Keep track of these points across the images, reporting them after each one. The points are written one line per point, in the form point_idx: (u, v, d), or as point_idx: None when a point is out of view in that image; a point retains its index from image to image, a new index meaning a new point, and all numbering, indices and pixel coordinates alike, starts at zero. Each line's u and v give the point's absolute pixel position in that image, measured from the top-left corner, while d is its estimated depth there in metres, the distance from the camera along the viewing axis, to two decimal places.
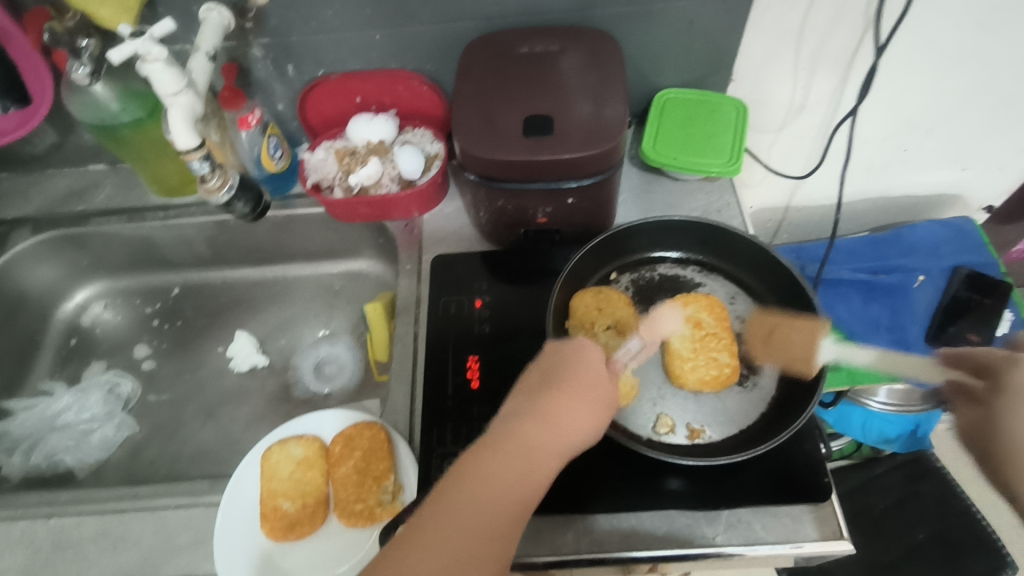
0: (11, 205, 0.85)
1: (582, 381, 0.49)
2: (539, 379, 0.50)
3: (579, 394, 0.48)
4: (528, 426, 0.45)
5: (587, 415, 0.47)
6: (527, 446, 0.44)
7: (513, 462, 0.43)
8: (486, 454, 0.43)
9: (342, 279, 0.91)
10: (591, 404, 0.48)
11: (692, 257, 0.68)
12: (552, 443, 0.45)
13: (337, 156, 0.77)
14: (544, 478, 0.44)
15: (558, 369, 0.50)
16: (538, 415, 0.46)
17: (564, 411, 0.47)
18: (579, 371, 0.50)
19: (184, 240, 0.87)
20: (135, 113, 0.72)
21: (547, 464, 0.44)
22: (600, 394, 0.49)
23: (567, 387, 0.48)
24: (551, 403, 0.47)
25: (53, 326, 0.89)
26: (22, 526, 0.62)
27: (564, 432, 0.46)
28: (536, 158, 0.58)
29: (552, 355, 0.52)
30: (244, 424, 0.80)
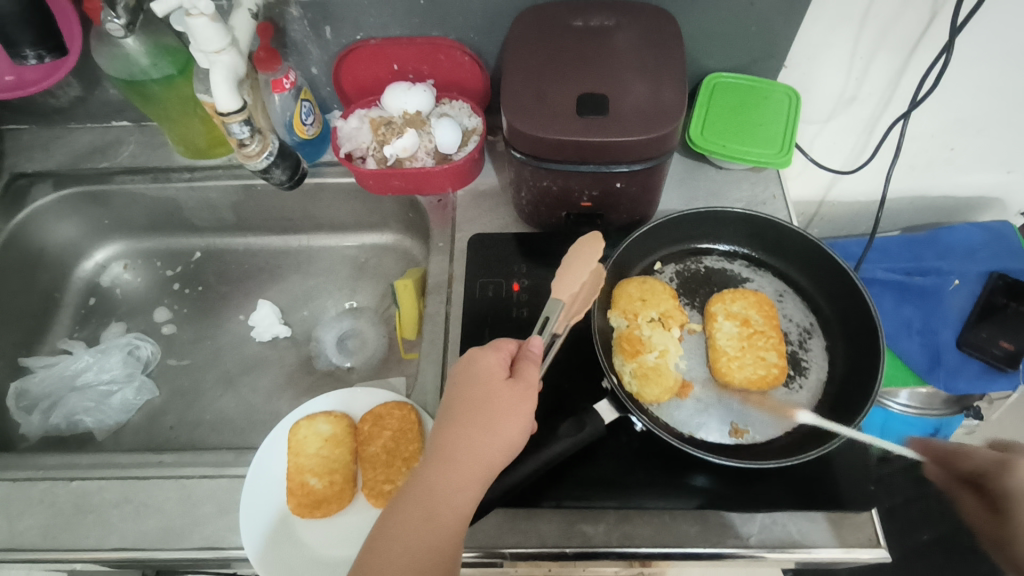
0: (33, 158, 0.82)
1: (475, 403, 0.48)
2: (441, 412, 0.49)
3: (472, 418, 0.47)
4: (423, 471, 0.46)
5: (490, 434, 0.46)
6: (427, 491, 0.44)
7: (412, 513, 0.44)
8: (391, 513, 0.44)
9: (368, 252, 0.89)
10: (488, 421, 0.47)
11: (740, 251, 0.66)
12: (451, 480, 0.45)
13: (371, 125, 0.74)
14: (461, 511, 0.44)
15: (454, 396, 0.49)
16: (435, 455, 0.46)
17: (462, 441, 0.46)
18: (469, 393, 0.48)
19: (208, 204, 0.84)
20: (166, 69, 0.69)
21: (456, 497, 0.44)
22: (499, 404, 0.47)
23: (461, 414, 0.47)
24: (442, 440, 0.47)
25: (72, 285, 0.87)
26: (44, 487, 0.62)
27: (462, 462, 0.45)
28: (589, 139, 0.56)
29: (449, 381, 0.51)
30: (265, 395, 0.79)
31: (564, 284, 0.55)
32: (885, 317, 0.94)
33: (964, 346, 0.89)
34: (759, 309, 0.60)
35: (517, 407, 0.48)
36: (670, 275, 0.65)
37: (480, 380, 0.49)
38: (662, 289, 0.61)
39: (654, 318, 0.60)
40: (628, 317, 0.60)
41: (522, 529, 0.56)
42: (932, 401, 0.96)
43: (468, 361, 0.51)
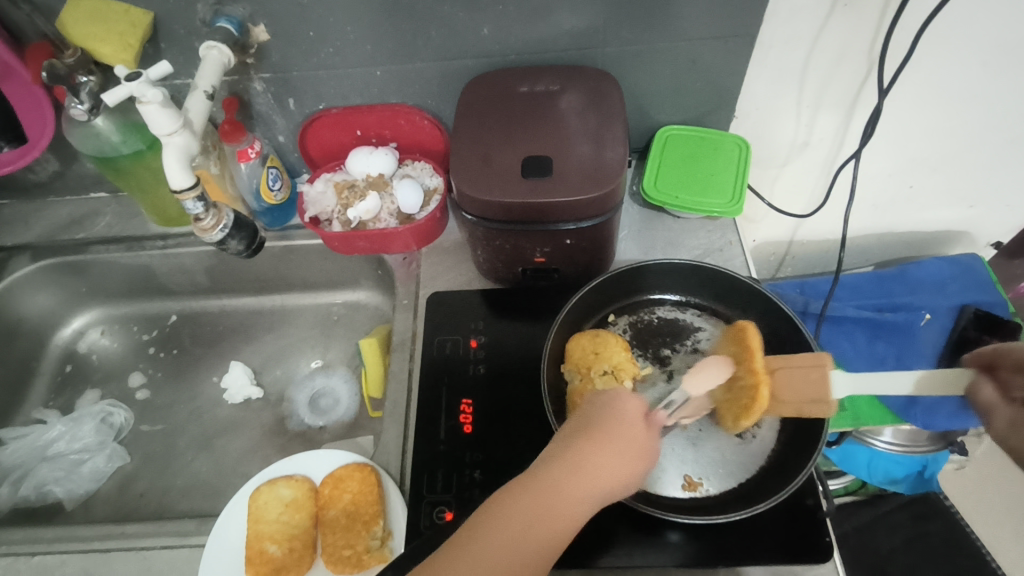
0: (12, 233, 0.85)
1: (619, 430, 0.47)
2: (574, 428, 0.48)
3: (616, 444, 0.46)
4: (553, 472, 0.44)
5: (622, 465, 0.45)
6: (556, 492, 0.43)
7: (538, 512, 0.41)
8: (513, 496, 0.42)
9: (340, 309, 0.90)
10: (625, 455, 0.46)
11: (692, 300, 0.67)
12: (578, 491, 0.43)
13: (335, 189, 0.77)
14: (572, 528, 0.42)
15: (592, 416, 0.48)
16: (572, 465, 0.44)
17: (599, 462, 0.45)
18: (617, 420, 0.48)
19: (182, 269, 0.86)
20: (136, 145, 0.72)
21: (580, 512, 0.43)
22: (639, 446, 0.47)
23: (598, 433, 0.46)
24: (585, 449, 0.45)
25: (49, 354, 0.88)
26: (5, 562, 0.61)
27: (597, 482, 0.44)
28: (534, 201, 0.57)
29: (593, 399, 0.50)
30: (236, 458, 0.79)
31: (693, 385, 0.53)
32: (853, 351, 0.92)
33: None
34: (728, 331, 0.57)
35: (649, 455, 0.47)
36: (624, 327, 0.66)
37: (628, 414, 0.48)
38: (614, 341, 0.62)
39: (606, 372, 0.60)
40: (581, 370, 0.60)
41: None
42: (918, 439, 0.94)
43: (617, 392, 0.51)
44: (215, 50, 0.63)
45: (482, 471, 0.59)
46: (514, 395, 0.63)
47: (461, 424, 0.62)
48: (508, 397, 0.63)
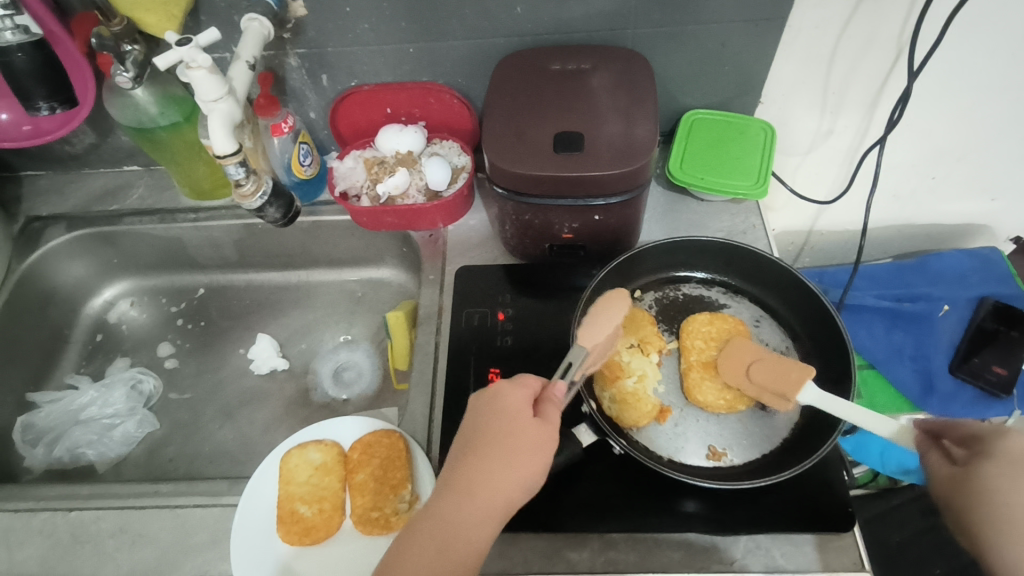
0: (48, 202, 0.87)
1: (500, 436, 0.49)
2: (462, 444, 0.50)
3: (498, 451, 0.48)
4: (440, 504, 0.47)
5: (510, 471, 0.47)
6: (445, 523, 0.45)
7: (427, 546, 0.44)
8: (405, 542, 0.45)
9: (364, 286, 0.92)
10: (510, 456, 0.48)
11: (717, 278, 0.68)
12: (468, 515, 0.46)
13: (365, 165, 0.79)
14: (473, 546, 0.45)
15: (475, 430, 0.50)
16: (455, 487, 0.47)
17: (483, 474, 0.47)
18: (496, 425, 0.50)
19: (211, 242, 0.88)
20: (173, 117, 0.74)
21: (475, 529, 0.45)
22: (523, 441, 0.49)
23: (480, 447, 0.49)
24: (468, 470, 0.48)
25: (81, 322, 0.90)
26: (43, 517, 0.63)
27: (485, 495, 0.46)
28: (565, 175, 0.58)
29: (474, 410, 0.52)
30: (262, 427, 0.81)
31: (589, 334, 0.55)
32: (872, 341, 0.92)
33: (957, 373, 0.89)
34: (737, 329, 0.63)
35: (542, 445, 0.49)
36: (650, 302, 0.67)
37: (507, 414, 0.50)
38: (641, 317, 0.64)
39: (633, 345, 0.62)
40: None
41: (506, 555, 0.55)
42: None
43: (495, 392, 0.52)
44: (257, 23, 0.65)
45: None
46: (539, 367, 0.65)
47: None
48: (535, 368, 0.64)
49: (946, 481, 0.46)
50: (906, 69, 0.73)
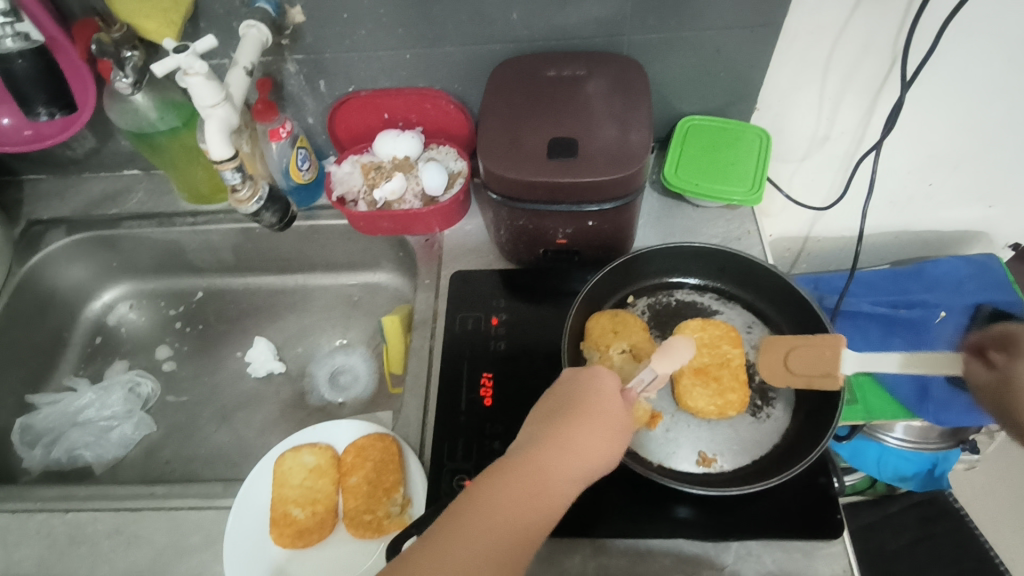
0: (48, 206, 0.88)
1: (597, 408, 0.48)
2: (555, 406, 0.49)
3: (593, 421, 0.47)
4: (540, 452, 0.45)
5: (601, 443, 0.47)
6: (538, 471, 0.43)
7: (522, 488, 0.42)
8: (499, 478, 0.43)
9: (361, 289, 0.92)
10: (605, 428, 0.47)
11: (710, 284, 0.68)
12: (559, 471, 0.44)
13: (362, 170, 0.79)
14: (558, 501, 0.43)
15: (571, 397, 0.49)
16: (550, 442, 0.45)
17: (579, 437, 0.46)
18: (594, 397, 0.49)
19: (210, 246, 0.89)
20: (172, 122, 0.75)
21: (564, 487, 0.44)
22: (615, 423, 0.48)
23: (577, 413, 0.48)
24: (567, 430, 0.46)
25: (80, 324, 0.91)
26: (39, 518, 0.64)
27: (577, 458, 0.45)
28: (559, 181, 0.59)
29: (567, 381, 0.51)
30: (258, 430, 0.81)
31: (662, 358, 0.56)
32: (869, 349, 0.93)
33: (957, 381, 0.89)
34: (724, 334, 0.63)
35: (626, 433, 0.49)
36: (643, 308, 0.67)
37: (601, 392, 0.50)
38: (633, 322, 0.63)
39: (624, 350, 0.61)
40: (599, 348, 0.61)
41: None
42: (930, 435, 0.95)
43: (591, 372, 0.52)
44: (255, 29, 0.66)
45: (501, 443, 0.60)
46: (532, 372, 0.65)
47: (481, 397, 0.63)
48: (528, 373, 0.65)
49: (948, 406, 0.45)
50: (901, 76, 0.74)
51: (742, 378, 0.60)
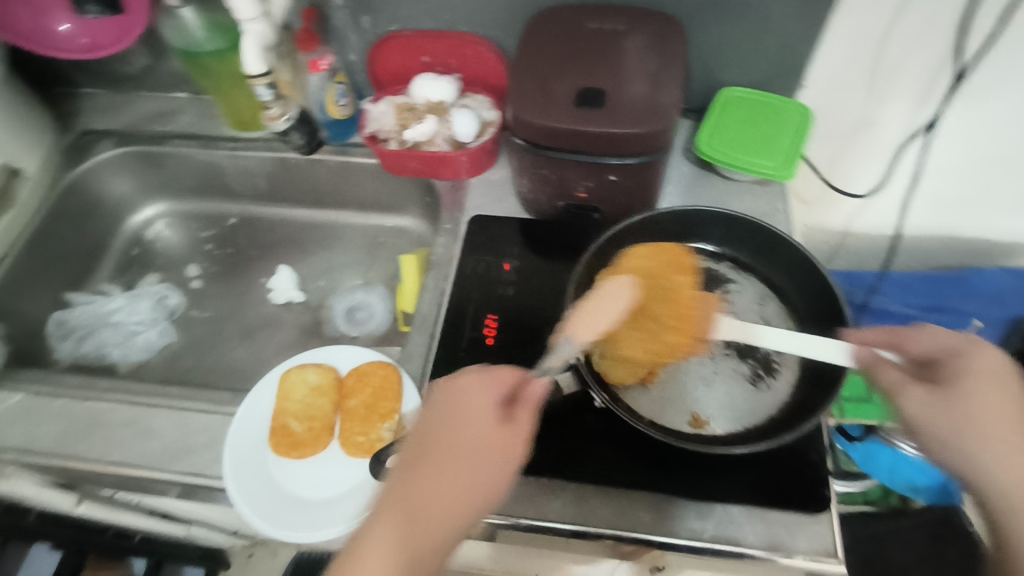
0: (101, 119, 0.93)
1: (464, 438, 0.46)
2: (416, 448, 0.47)
3: (460, 452, 0.46)
4: (398, 506, 0.43)
5: (474, 477, 0.45)
6: (410, 530, 0.42)
7: (394, 551, 0.41)
8: (361, 548, 0.42)
9: (387, 232, 0.94)
10: (472, 460, 0.46)
11: (727, 253, 0.67)
12: (432, 521, 0.43)
13: (396, 110, 0.80)
14: (435, 553, 0.42)
15: (433, 433, 0.47)
16: (412, 490, 0.44)
17: (444, 480, 0.44)
18: (461, 427, 0.47)
19: (246, 172, 0.91)
20: (219, 44, 0.78)
21: (439, 535, 0.43)
22: (488, 444, 0.47)
23: (438, 451, 0.46)
24: (427, 474, 0.45)
25: (120, 235, 0.96)
26: (60, 402, 0.67)
27: (448, 500, 0.44)
28: (584, 129, 0.58)
29: (433, 412, 0.49)
30: (272, 352, 0.85)
31: (584, 321, 0.51)
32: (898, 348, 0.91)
33: None
34: (671, 267, 0.62)
35: (508, 448, 0.47)
36: None
37: (468, 413, 0.48)
38: None
39: None
40: None
41: None
42: None
43: (455, 390, 0.49)
44: None
45: None
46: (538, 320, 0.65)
47: (484, 337, 0.63)
48: (533, 320, 0.65)
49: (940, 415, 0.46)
50: (960, 61, 0.71)
51: (684, 315, 0.58)
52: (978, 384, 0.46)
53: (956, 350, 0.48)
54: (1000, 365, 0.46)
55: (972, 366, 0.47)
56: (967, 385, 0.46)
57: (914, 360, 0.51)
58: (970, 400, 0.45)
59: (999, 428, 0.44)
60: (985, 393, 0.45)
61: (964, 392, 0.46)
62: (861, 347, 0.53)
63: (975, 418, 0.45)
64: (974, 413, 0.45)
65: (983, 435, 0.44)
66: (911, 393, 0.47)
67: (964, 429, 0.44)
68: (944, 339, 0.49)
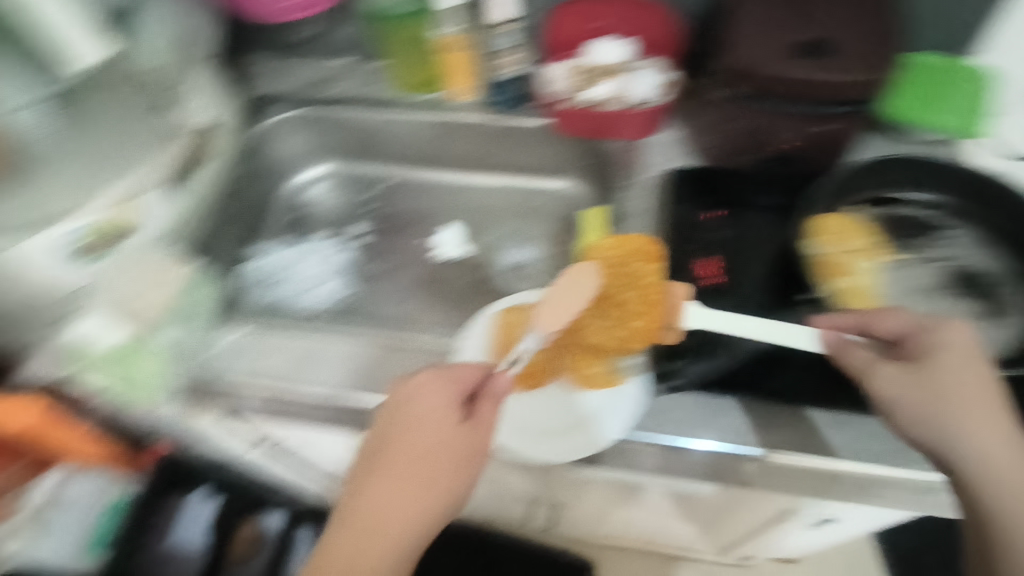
0: (267, 81, 0.95)
1: (408, 441, 0.56)
2: (374, 447, 0.57)
3: (413, 460, 0.55)
4: (366, 504, 0.54)
5: (406, 479, 0.55)
6: (353, 513, 0.54)
7: (350, 532, 0.53)
8: (337, 531, 0.54)
9: (540, 195, 0.98)
10: (432, 464, 0.55)
11: (948, 202, 0.69)
12: (392, 516, 0.54)
13: (573, 74, 0.81)
14: (388, 543, 0.53)
15: (388, 433, 0.57)
16: (371, 490, 0.54)
17: (381, 482, 0.55)
18: (408, 432, 0.56)
19: (409, 135, 0.95)
20: (414, 6, 0.84)
21: (396, 529, 0.53)
22: (447, 452, 0.56)
23: (382, 458, 0.55)
24: (380, 477, 0.55)
25: (284, 195, 1.01)
26: None
27: (414, 502, 0.54)
28: (801, 79, 0.64)
29: (389, 411, 0.58)
30: (442, 304, 0.89)
31: (553, 312, 0.64)
32: None
33: None
34: (635, 255, 0.68)
35: (469, 451, 0.57)
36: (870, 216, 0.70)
37: (436, 424, 0.56)
38: (855, 224, 0.67)
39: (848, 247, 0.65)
40: (826, 241, 0.64)
41: None
42: None
43: (406, 398, 0.57)
44: None
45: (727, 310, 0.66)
46: (754, 260, 0.70)
47: (706, 275, 0.69)
48: (752, 263, 0.70)
49: (922, 391, 0.54)
50: None
51: (650, 301, 0.64)
52: (949, 361, 0.54)
53: (923, 329, 0.56)
54: (965, 349, 0.55)
55: (942, 353, 0.55)
56: (938, 370, 0.54)
57: (885, 341, 0.59)
58: (945, 379, 0.54)
59: (973, 413, 0.53)
60: (955, 377, 0.54)
61: (936, 374, 0.54)
62: (828, 330, 0.60)
63: (939, 391, 0.54)
64: (939, 387, 0.54)
65: (967, 418, 0.53)
66: (883, 369, 0.56)
67: (930, 400, 0.54)
68: (906, 321, 0.57)
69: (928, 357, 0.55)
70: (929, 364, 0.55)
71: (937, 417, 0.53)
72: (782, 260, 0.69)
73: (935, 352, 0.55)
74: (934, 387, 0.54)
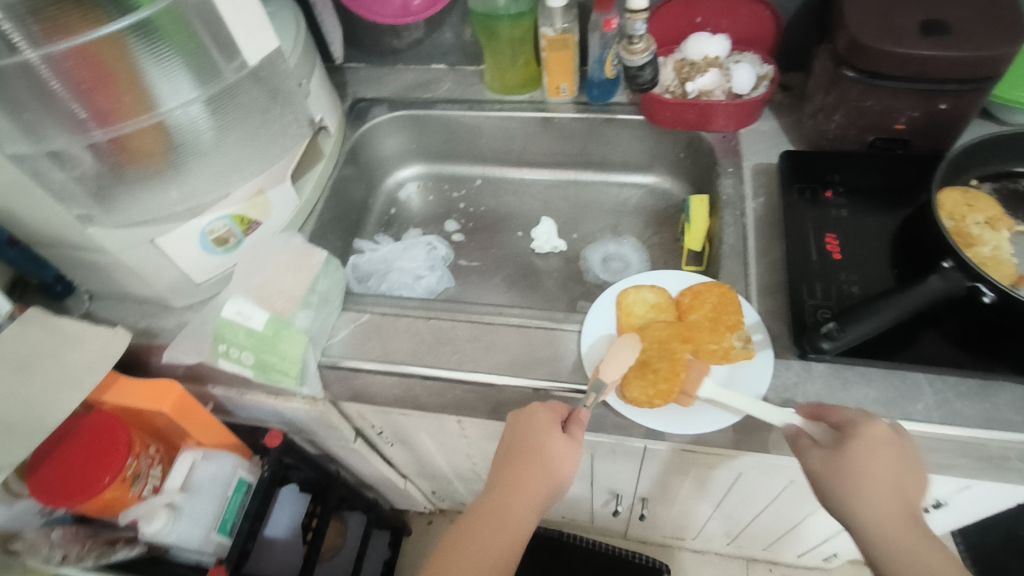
0: (370, 88, 1.01)
1: (532, 449, 0.60)
2: (502, 452, 0.62)
3: (532, 464, 0.60)
4: (497, 499, 0.60)
5: (532, 476, 0.60)
6: (490, 512, 0.59)
7: (484, 529, 0.58)
8: (469, 526, 0.59)
9: (630, 190, 1.00)
10: (546, 466, 0.60)
11: None
12: (517, 509, 0.59)
13: (676, 66, 0.86)
14: (518, 533, 0.59)
15: (511, 442, 0.61)
16: (501, 489, 0.60)
17: (515, 481, 0.60)
18: (528, 440, 0.60)
19: (505, 132, 0.99)
20: (522, 7, 0.86)
21: (521, 520, 0.59)
22: (557, 455, 0.60)
23: (514, 460, 0.60)
24: (511, 475, 0.60)
25: (379, 195, 1.05)
26: (406, 321, 0.74)
27: (533, 494, 0.60)
28: (937, 55, 0.63)
29: (510, 424, 0.62)
30: (544, 295, 0.91)
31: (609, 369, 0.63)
32: None
33: None
34: (680, 330, 0.67)
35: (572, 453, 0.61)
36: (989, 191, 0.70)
37: (544, 430, 0.61)
38: (984, 198, 0.67)
39: (980, 221, 0.66)
40: (955, 217, 0.66)
41: (839, 397, 0.61)
42: None
43: (528, 411, 0.62)
44: None
45: (858, 289, 0.65)
46: (877, 238, 0.69)
47: (830, 251, 0.68)
48: (872, 240, 0.69)
49: (827, 467, 0.54)
50: None
51: (679, 371, 0.62)
52: (875, 456, 0.53)
53: (854, 420, 0.55)
54: (882, 434, 0.54)
55: (860, 435, 0.54)
56: (851, 451, 0.53)
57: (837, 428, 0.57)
58: (852, 463, 0.53)
59: (870, 489, 0.52)
60: (864, 463, 0.53)
61: (849, 458, 0.53)
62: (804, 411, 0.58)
63: (843, 477, 0.53)
64: (852, 475, 0.53)
65: (832, 479, 0.54)
66: (813, 453, 0.55)
67: (847, 485, 0.53)
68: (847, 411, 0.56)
69: (846, 442, 0.54)
70: (847, 449, 0.54)
71: (865, 508, 0.52)
72: (906, 234, 0.69)
73: (855, 437, 0.54)
74: (845, 474, 0.53)
